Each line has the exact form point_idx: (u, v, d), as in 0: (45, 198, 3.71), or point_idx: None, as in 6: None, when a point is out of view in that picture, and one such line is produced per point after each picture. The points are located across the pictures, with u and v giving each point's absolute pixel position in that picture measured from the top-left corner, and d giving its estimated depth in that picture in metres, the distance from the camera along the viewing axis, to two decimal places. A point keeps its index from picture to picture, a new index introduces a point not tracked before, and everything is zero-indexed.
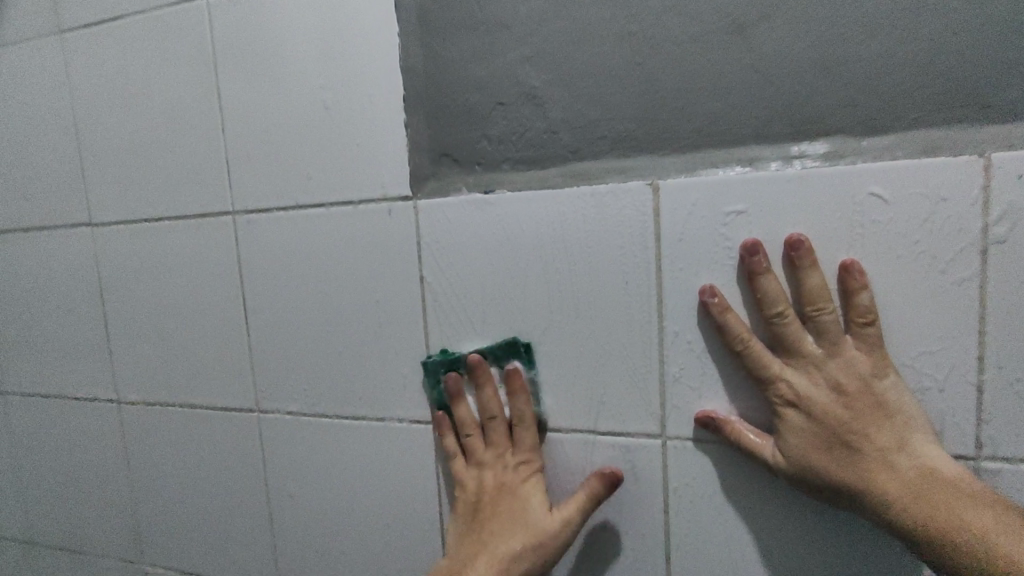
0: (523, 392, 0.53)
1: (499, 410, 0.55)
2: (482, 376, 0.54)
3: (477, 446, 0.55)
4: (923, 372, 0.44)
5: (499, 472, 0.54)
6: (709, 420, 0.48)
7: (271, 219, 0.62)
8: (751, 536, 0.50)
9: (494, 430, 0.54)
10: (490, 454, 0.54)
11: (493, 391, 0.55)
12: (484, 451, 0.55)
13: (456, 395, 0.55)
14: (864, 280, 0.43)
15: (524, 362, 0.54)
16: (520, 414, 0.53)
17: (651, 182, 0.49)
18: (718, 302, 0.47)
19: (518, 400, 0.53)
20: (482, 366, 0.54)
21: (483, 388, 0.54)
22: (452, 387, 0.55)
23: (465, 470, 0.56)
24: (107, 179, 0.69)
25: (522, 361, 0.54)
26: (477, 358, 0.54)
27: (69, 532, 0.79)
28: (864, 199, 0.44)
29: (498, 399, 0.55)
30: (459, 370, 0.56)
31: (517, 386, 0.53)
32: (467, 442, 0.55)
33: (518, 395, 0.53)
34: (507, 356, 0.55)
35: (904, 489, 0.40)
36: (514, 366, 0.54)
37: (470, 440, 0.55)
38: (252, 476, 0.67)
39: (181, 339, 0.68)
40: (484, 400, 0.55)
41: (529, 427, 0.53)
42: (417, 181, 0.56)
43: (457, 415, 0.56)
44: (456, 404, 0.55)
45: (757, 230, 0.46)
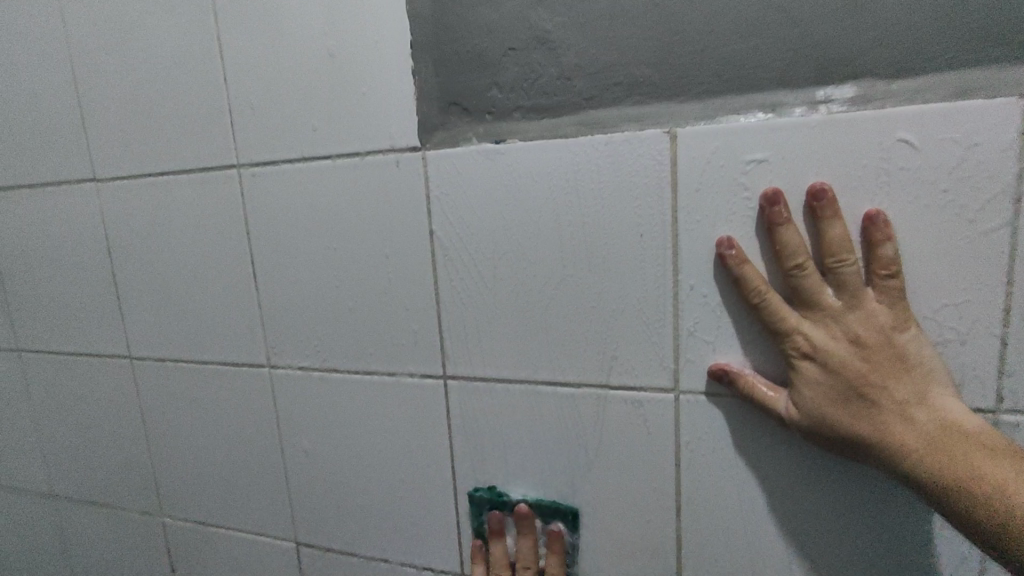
0: (561, 553, 0.56)
1: (533, 563, 0.57)
2: (526, 522, 0.57)
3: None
4: (946, 325, 0.43)
5: None
6: (723, 373, 0.48)
7: (276, 173, 0.61)
8: (762, 488, 0.50)
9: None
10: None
11: (532, 543, 0.57)
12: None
13: (497, 533, 0.58)
14: (888, 231, 0.42)
15: (569, 526, 0.56)
16: (554, 574, 0.56)
17: (669, 130, 0.47)
18: (736, 254, 0.46)
19: (554, 559, 0.56)
20: (529, 517, 0.57)
21: (526, 522, 0.57)
22: (495, 525, 0.58)
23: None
24: (109, 134, 0.68)
25: (566, 524, 0.57)
26: (525, 506, 0.57)
27: (89, 485, 0.81)
28: (892, 146, 0.42)
29: (535, 552, 0.57)
30: (504, 509, 0.59)
31: (558, 548, 0.56)
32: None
33: (558, 557, 0.56)
34: (552, 517, 0.57)
35: (921, 441, 0.40)
36: (558, 526, 0.57)
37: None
38: (267, 431, 0.68)
39: (190, 296, 0.68)
40: (524, 530, 0.57)
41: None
42: (426, 131, 0.55)
43: (493, 552, 0.58)
44: (495, 541, 0.58)
45: (778, 179, 0.45)
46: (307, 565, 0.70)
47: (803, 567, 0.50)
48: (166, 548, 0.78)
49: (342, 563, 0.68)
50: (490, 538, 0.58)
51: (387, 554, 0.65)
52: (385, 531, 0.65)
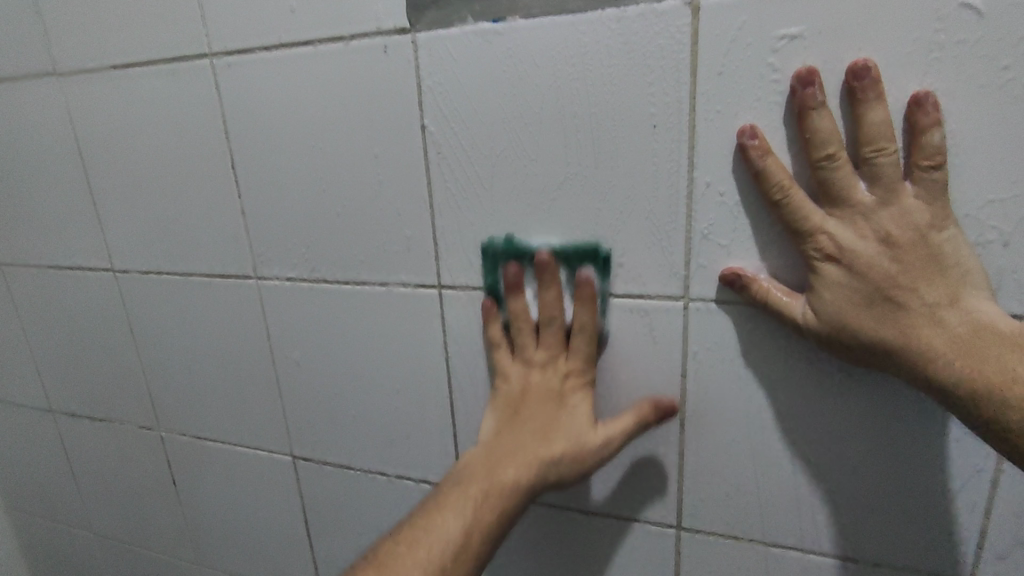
0: (590, 299, 0.48)
1: (558, 313, 0.50)
2: (547, 275, 0.49)
3: (528, 342, 0.51)
4: (989, 224, 0.39)
5: (549, 378, 0.50)
6: (735, 278, 0.44)
7: (253, 63, 0.55)
8: (771, 401, 0.48)
9: (549, 332, 0.50)
10: (542, 356, 0.51)
11: (557, 293, 0.50)
12: (535, 351, 0.51)
13: (515, 287, 0.50)
14: (937, 116, 0.37)
15: (599, 270, 0.49)
16: (582, 323, 0.49)
17: (691, 1, 0.41)
18: (758, 145, 0.41)
19: (583, 309, 0.49)
20: (551, 266, 0.49)
21: (547, 273, 0.49)
22: (511, 280, 0.50)
23: (509, 367, 0.52)
24: (68, 22, 0.61)
25: (594, 268, 0.49)
26: (548, 257, 0.49)
27: (85, 399, 0.80)
28: (950, 15, 0.36)
29: (560, 304, 0.50)
30: (522, 262, 0.51)
31: (584, 297, 0.48)
32: (518, 342, 0.52)
33: (584, 296, 0.48)
34: (580, 262, 0.49)
35: (951, 346, 0.37)
36: (586, 273, 0.49)
37: (521, 339, 0.52)
38: (258, 345, 0.65)
39: (170, 204, 0.64)
40: (547, 280, 0.49)
41: (590, 337, 0.49)
42: (415, 9, 0.49)
43: (511, 308, 0.51)
44: (512, 296, 0.51)
45: (814, 58, 0.39)
46: (305, 478, 0.69)
47: (807, 481, 0.48)
48: (166, 460, 0.78)
49: (340, 476, 0.67)
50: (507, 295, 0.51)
51: (384, 467, 0.65)
52: (381, 446, 0.64)
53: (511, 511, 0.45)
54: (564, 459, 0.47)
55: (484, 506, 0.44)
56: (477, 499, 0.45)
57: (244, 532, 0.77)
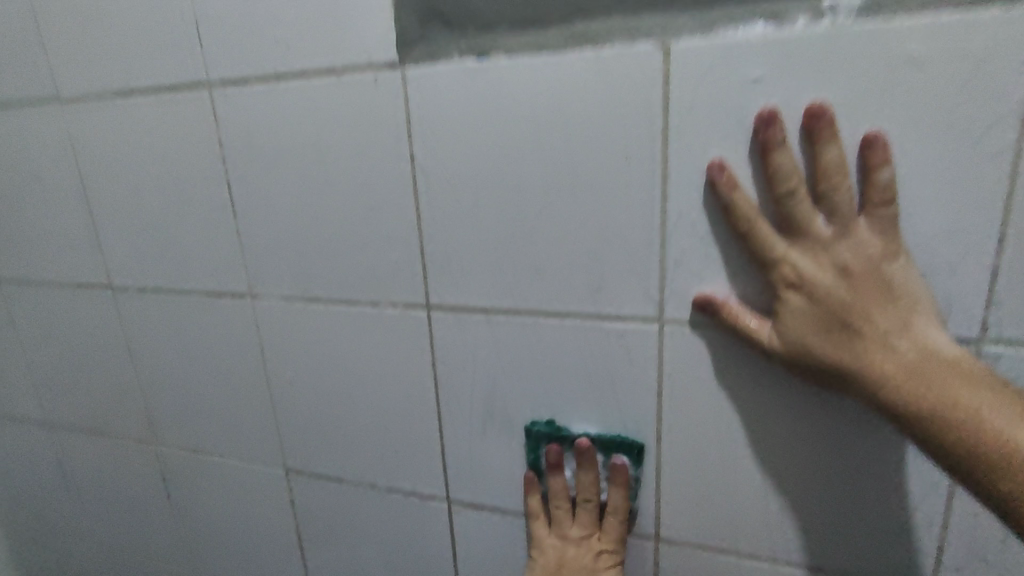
0: (624, 486, 0.54)
1: (594, 495, 0.56)
2: (587, 460, 0.55)
3: (564, 523, 0.57)
4: (937, 255, 0.42)
5: (583, 554, 0.56)
6: (707, 302, 0.47)
7: (248, 93, 0.57)
8: (742, 418, 0.50)
9: (585, 513, 0.56)
10: (577, 532, 0.56)
11: (594, 476, 0.55)
12: (571, 526, 0.57)
13: (556, 467, 0.56)
14: (886, 155, 0.40)
15: (632, 459, 0.54)
16: (616, 505, 0.55)
17: (661, 44, 0.44)
18: (726, 180, 0.44)
19: (617, 489, 0.54)
20: (590, 453, 0.54)
21: (587, 459, 0.55)
22: (553, 460, 0.56)
23: (546, 537, 0.57)
24: (70, 51, 0.64)
25: (629, 456, 0.54)
26: (586, 442, 0.55)
27: (81, 413, 0.82)
28: (897, 63, 0.39)
29: (596, 487, 0.56)
30: (561, 442, 0.56)
31: (619, 479, 0.54)
32: (556, 514, 0.57)
33: (619, 492, 0.54)
34: (615, 450, 0.55)
35: (901, 368, 0.39)
36: (621, 460, 0.54)
37: (558, 514, 0.57)
38: (252, 362, 0.68)
39: (167, 226, 0.66)
40: (586, 467, 0.55)
41: (622, 522, 0.55)
42: (404, 46, 0.51)
43: (551, 487, 0.57)
44: (553, 478, 0.56)
45: (775, 99, 0.42)
46: (297, 490, 0.71)
47: (777, 494, 0.51)
48: (161, 473, 0.79)
49: (331, 488, 0.69)
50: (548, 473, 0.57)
51: (374, 480, 0.67)
52: (372, 459, 0.66)
53: None
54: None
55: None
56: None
57: (236, 544, 0.78)
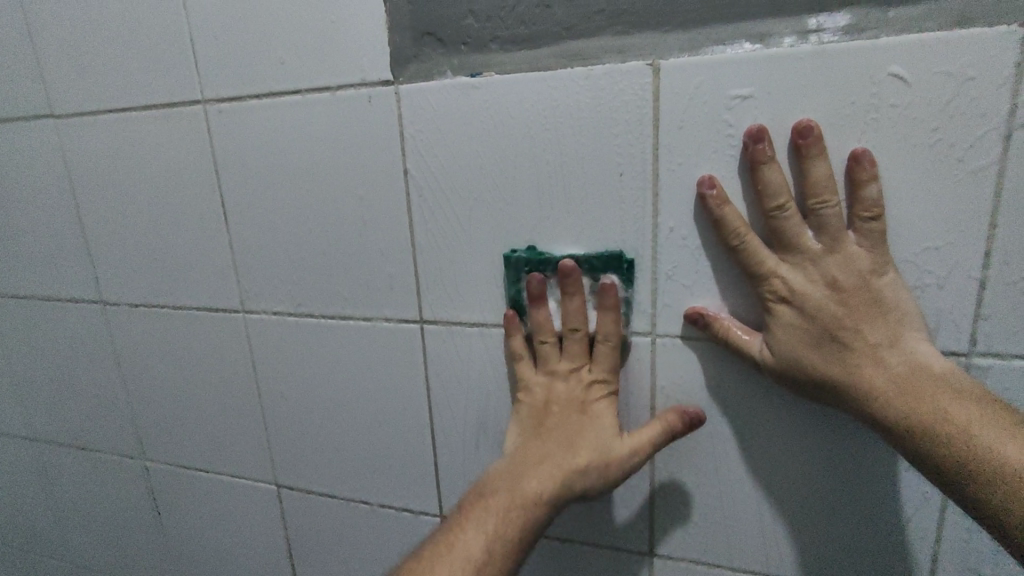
0: (614, 307, 0.48)
1: (583, 323, 0.50)
2: (573, 283, 0.49)
3: (551, 353, 0.51)
4: (925, 269, 0.42)
5: (572, 388, 0.50)
6: (698, 317, 0.47)
7: (243, 109, 0.58)
8: (735, 432, 0.50)
9: (573, 343, 0.50)
10: (566, 365, 0.51)
11: (581, 302, 0.49)
12: (559, 361, 0.51)
13: (538, 296, 0.50)
14: (873, 171, 0.41)
15: (623, 279, 0.49)
16: (607, 332, 0.49)
17: (652, 62, 0.45)
18: (716, 195, 0.44)
19: (608, 313, 0.49)
20: (576, 273, 0.48)
21: (572, 281, 0.49)
22: (535, 288, 0.50)
23: (533, 376, 0.52)
24: (65, 68, 0.64)
25: (620, 275, 0.49)
26: (571, 264, 0.48)
27: (69, 429, 0.81)
28: (883, 81, 0.40)
29: (585, 313, 0.50)
30: (545, 272, 0.51)
31: (610, 300, 0.48)
32: (541, 350, 0.52)
33: (609, 302, 0.48)
34: (604, 271, 0.49)
35: (891, 383, 0.40)
36: (611, 280, 0.49)
37: (544, 347, 0.51)
38: (244, 377, 0.67)
39: (160, 241, 0.66)
40: (571, 291, 0.49)
41: (614, 348, 0.49)
42: (398, 63, 0.52)
43: (535, 319, 0.51)
44: (536, 306, 0.51)
45: (763, 116, 0.43)
46: (288, 507, 0.71)
47: (771, 508, 0.51)
48: (150, 490, 0.79)
49: (323, 505, 0.69)
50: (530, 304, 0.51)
51: (366, 496, 0.66)
52: (364, 475, 0.65)
53: (535, 522, 0.46)
54: (590, 468, 0.48)
55: (507, 518, 0.46)
56: (501, 515, 0.46)
57: (227, 562, 0.77)
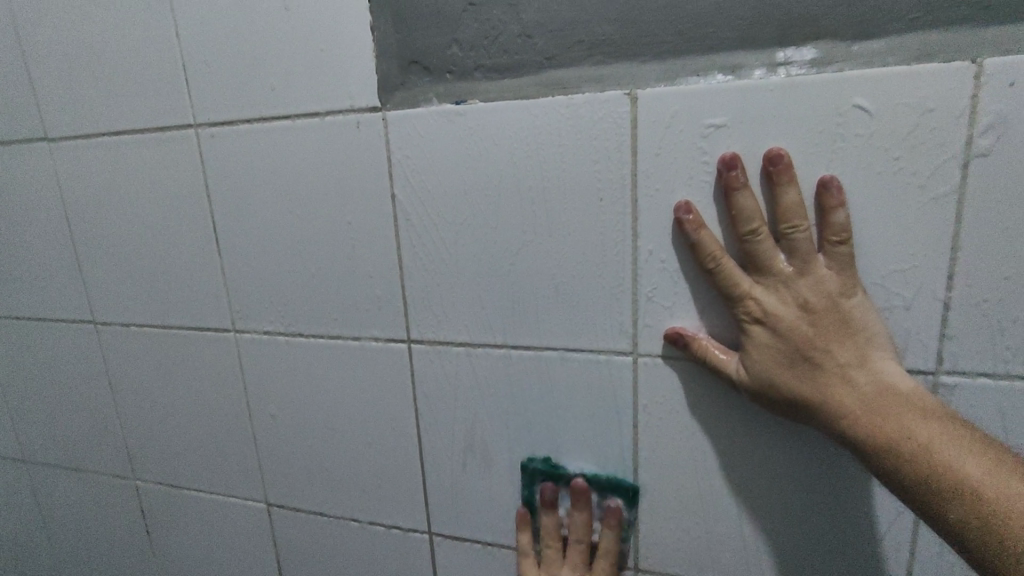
0: (616, 529, 0.55)
1: (587, 536, 0.56)
2: (582, 501, 0.55)
3: (555, 558, 0.57)
4: (893, 291, 0.44)
5: None
6: (677, 336, 0.49)
7: (234, 134, 0.59)
8: (716, 449, 0.51)
9: (576, 551, 0.56)
10: (568, 573, 0.56)
11: (587, 518, 0.56)
12: (562, 564, 0.57)
13: (549, 505, 0.57)
14: (841, 198, 0.42)
15: (626, 502, 0.55)
16: (607, 548, 0.55)
17: (629, 91, 0.46)
18: (693, 220, 0.46)
19: (609, 533, 0.55)
20: (585, 493, 0.55)
21: (581, 499, 0.55)
22: (548, 499, 0.56)
23: (538, 574, 0.58)
24: (60, 93, 0.65)
25: (623, 500, 0.55)
26: (582, 482, 0.55)
27: (60, 448, 0.81)
28: (848, 111, 0.42)
29: (589, 527, 0.56)
30: (556, 482, 0.57)
31: (612, 523, 0.55)
32: (546, 555, 0.58)
33: (610, 530, 0.55)
34: (610, 492, 0.55)
35: (860, 402, 0.41)
36: (616, 502, 0.55)
37: (548, 554, 0.57)
38: (234, 396, 0.68)
39: (152, 261, 0.67)
40: (579, 506, 0.56)
41: (613, 556, 0.55)
42: (385, 90, 0.53)
43: (544, 524, 0.57)
44: (546, 514, 0.57)
45: (736, 144, 0.45)
46: (278, 525, 0.71)
47: (751, 523, 0.52)
48: (140, 508, 0.79)
49: (313, 523, 0.69)
50: (540, 512, 0.57)
51: (356, 513, 0.67)
52: (354, 493, 0.66)
53: None
54: None
55: None
56: None
57: None
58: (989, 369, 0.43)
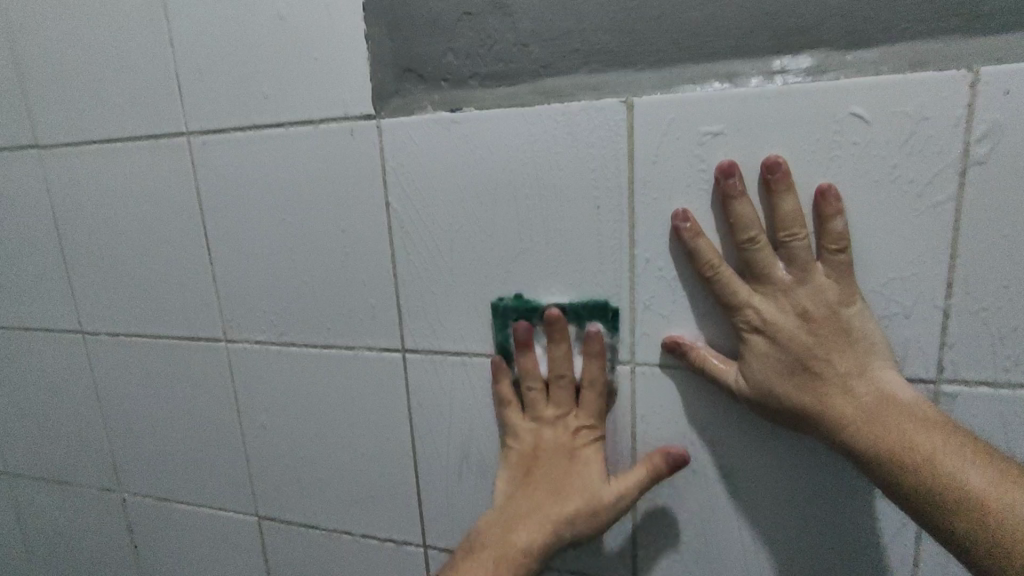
0: (599, 356, 0.50)
1: (569, 372, 0.51)
2: (559, 332, 0.51)
3: (538, 400, 0.53)
4: (892, 299, 0.44)
5: (560, 436, 0.52)
6: (675, 345, 0.48)
7: (227, 141, 0.58)
8: (715, 459, 0.51)
9: (559, 390, 0.52)
10: (553, 412, 0.52)
11: (566, 348, 0.51)
12: (546, 406, 0.53)
13: (525, 343, 0.52)
14: (839, 205, 0.42)
15: (608, 326, 0.50)
16: (592, 378, 0.50)
17: (625, 99, 0.46)
18: (690, 227, 0.45)
19: (592, 362, 0.50)
20: (561, 322, 0.50)
21: (558, 329, 0.50)
22: (521, 336, 0.51)
23: (521, 423, 0.53)
24: (51, 101, 0.64)
25: (604, 325, 0.50)
26: (556, 312, 0.50)
27: (46, 461, 0.79)
28: (844, 120, 0.42)
29: (570, 358, 0.51)
30: (530, 319, 0.52)
31: (594, 350, 0.50)
32: (528, 396, 0.53)
33: (592, 360, 0.50)
34: (590, 317, 0.51)
35: (860, 412, 0.41)
36: (595, 327, 0.50)
37: (531, 396, 0.53)
38: (225, 407, 0.67)
39: (142, 270, 0.66)
40: (556, 339, 0.51)
41: (600, 394, 0.50)
42: (380, 98, 0.53)
43: (523, 366, 0.52)
44: (523, 354, 0.52)
45: (734, 152, 0.44)
46: (270, 539, 0.70)
47: (752, 534, 0.51)
48: (127, 523, 0.77)
49: (306, 536, 0.68)
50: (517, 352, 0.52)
51: (349, 526, 0.65)
52: (347, 505, 0.65)
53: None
54: (578, 516, 0.49)
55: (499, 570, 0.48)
56: (497, 558, 0.48)
57: None
58: (989, 377, 0.43)
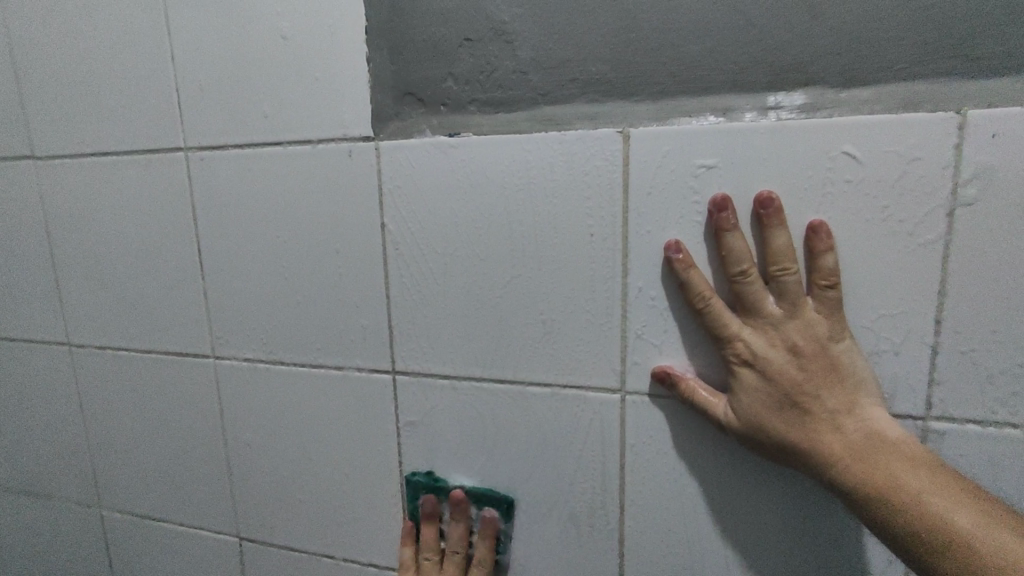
0: (491, 541, 0.56)
1: (463, 547, 0.57)
2: (460, 511, 0.56)
3: (431, 572, 0.57)
4: (882, 335, 0.44)
5: None
6: (665, 375, 0.48)
7: (224, 158, 0.59)
8: (703, 490, 0.50)
9: (452, 564, 0.57)
10: None
11: (464, 528, 0.57)
12: None
13: (430, 518, 0.57)
14: (829, 242, 0.43)
15: (501, 514, 0.56)
16: (482, 558, 0.56)
17: (622, 129, 0.47)
18: (683, 258, 0.46)
19: (485, 544, 0.56)
20: (464, 502, 0.56)
21: (461, 509, 0.56)
22: (428, 509, 0.57)
23: None
24: (49, 114, 0.64)
25: (500, 511, 0.56)
26: (461, 492, 0.56)
27: (24, 474, 0.78)
28: (836, 157, 0.42)
29: (466, 538, 0.57)
30: (438, 495, 0.58)
31: (488, 532, 0.56)
32: (422, 567, 0.58)
33: (485, 540, 0.56)
34: (487, 503, 0.56)
35: (848, 449, 0.41)
36: (492, 513, 0.56)
37: (426, 565, 0.57)
38: (210, 424, 0.66)
39: (132, 284, 0.65)
40: (458, 517, 0.57)
41: None
42: (379, 120, 0.53)
43: (424, 537, 0.58)
44: (427, 527, 0.57)
45: (727, 185, 0.45)
46: (248, 560, 0.68)
47: (738, 568, 0.51)
48: (104, 540, 0.75)
49: (285, 559, 0.66)
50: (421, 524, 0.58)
51: (331, 550, 0.64)
52: (329, 528, 0.64)
53: None
54: None
55: None
56: None
57: None
58: (977, 416, 0.43)
